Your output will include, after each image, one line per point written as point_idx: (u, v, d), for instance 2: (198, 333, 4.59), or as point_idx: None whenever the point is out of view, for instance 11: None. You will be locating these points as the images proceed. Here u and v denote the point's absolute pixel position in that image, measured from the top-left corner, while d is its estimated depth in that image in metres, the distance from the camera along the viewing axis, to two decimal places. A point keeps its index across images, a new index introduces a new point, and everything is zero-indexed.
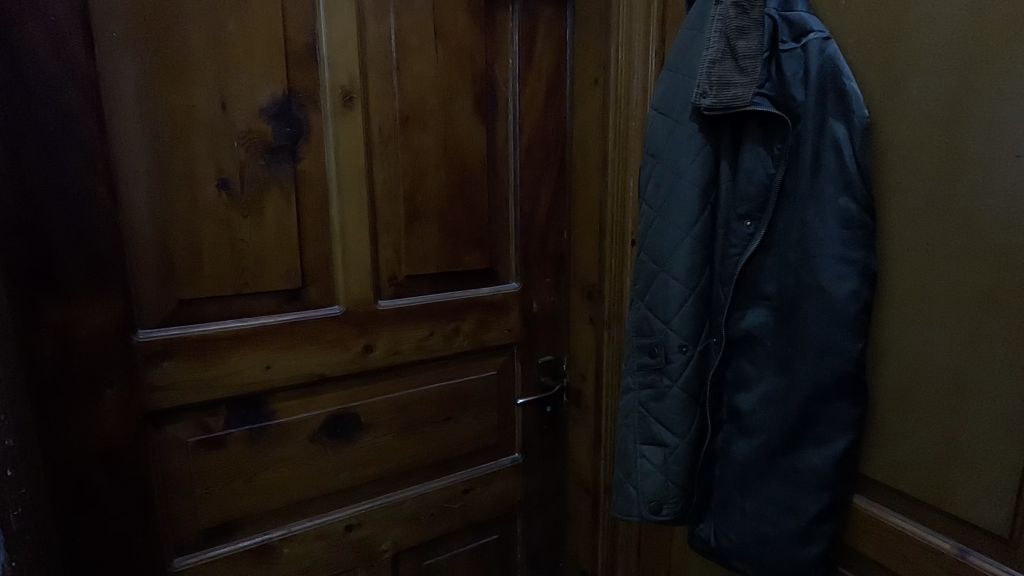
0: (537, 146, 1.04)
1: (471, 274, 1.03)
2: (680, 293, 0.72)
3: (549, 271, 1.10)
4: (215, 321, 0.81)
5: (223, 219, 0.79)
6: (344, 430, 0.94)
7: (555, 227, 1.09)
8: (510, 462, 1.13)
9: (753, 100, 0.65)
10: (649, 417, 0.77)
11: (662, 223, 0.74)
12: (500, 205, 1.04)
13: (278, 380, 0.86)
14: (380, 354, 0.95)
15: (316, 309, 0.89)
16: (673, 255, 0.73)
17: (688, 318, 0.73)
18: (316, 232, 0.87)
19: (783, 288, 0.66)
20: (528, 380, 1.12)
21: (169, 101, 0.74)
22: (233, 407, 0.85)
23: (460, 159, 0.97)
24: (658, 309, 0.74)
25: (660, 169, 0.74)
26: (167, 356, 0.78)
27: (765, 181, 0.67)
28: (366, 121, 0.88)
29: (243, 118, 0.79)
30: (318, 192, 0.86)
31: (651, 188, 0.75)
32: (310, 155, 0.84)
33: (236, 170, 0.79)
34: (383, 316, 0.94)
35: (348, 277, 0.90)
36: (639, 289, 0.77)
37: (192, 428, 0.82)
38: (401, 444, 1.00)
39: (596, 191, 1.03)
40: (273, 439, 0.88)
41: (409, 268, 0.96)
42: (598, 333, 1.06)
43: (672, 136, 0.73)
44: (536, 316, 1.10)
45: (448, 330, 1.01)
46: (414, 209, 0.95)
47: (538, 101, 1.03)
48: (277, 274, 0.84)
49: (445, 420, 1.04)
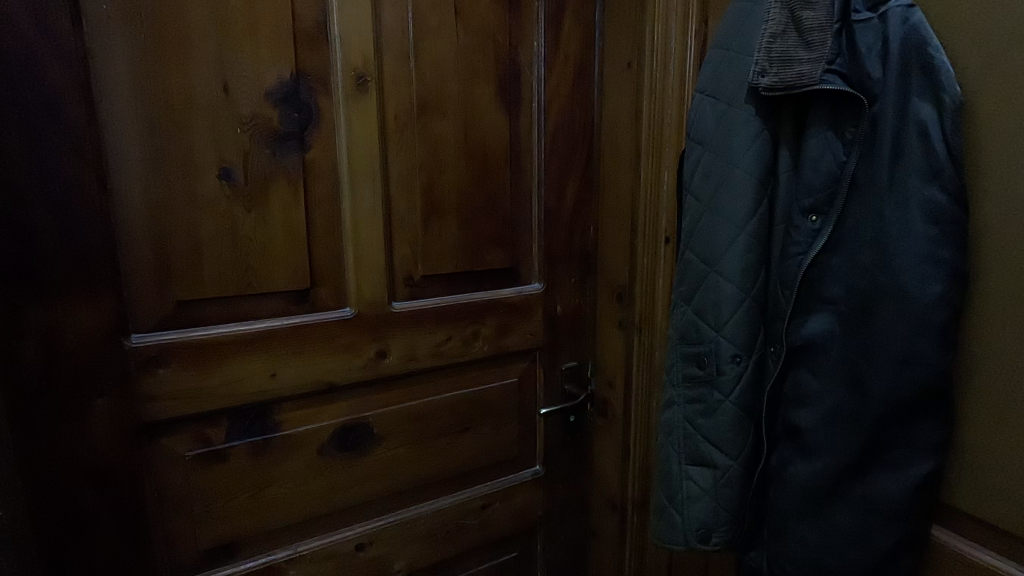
0: (563, 136, 0.97)
1: (491, 275, 0.95)
2: (733, 297, 0.64)
3: (574, 271, 1.03)
4: (217, 325, 0.75)
5: (225, 213, 0.72)
6: (355, 442, 0.87)
7: (581, 223, 1.02)
8: (530, 475, 1.06)
9: (823, 78, 0.57)
10: (696, 435, 0.68)
11: (712, 218, 0.65)
12: (523, 200, 0.96)
13: (285, 388, 0.80)
14: (394, 360, 0.88)
15: (325, 311, 0.82)
16: (725, 254, 0.64)
17: (742, 325, 0.64)
18: (327, 228, 0.80)
19: (855, 291, 0.58)
20: (551, 387, 1.05)
21: (166, 82, 0.67)
22: (235, 418, 0.78)
23: (481, 150, 0.90)
24: (707, 314, 0.66)
25: (710, 157, 0.66)
26: (163, 363, 0.71)
27: (834, 171, 0.59)
28: (381, 108, 0.81)
29: (247, 101, 0.72)
30: (328, 184, 0.79)
31: (699, 179, 0.67)
32: (320, 144, 0.77)
33: (239, 159, 0.72)
34: (398, 319, 0.87)
35: (360, 276, 0.83)
36: (684, 292, 0.69)
37: (191, 441, 0.75)
38: (416, 457, 0.93)
39: (627, 184, 0.96)
40: (278, 452, 0.81)
41: (426, 267, 0.89)
42: (627, 338, 0.99)
43: (723, 121, 0.65)
44: (560, 319, 1.03)
45: (466, 335, 0.93)
46: (432, 204, 0.87)
47: (565, 87, 0.95)
48: (283, 273, 0.77)
49: (462, 431, 0.97)
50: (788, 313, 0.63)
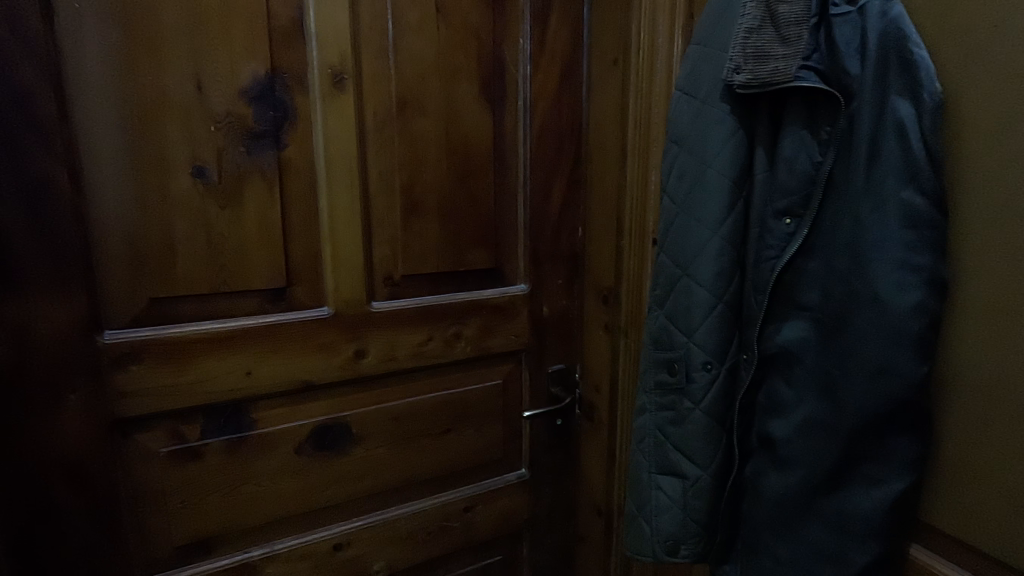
0: (550, 135, 0.95)
1: (475, 275, 0.94)
2: (705, 301, 0.61)
3: (561, 272, 1.01)
4: (191, 322, 0.75)
5: (199, 211, 0.73)
6: (332, 442, 0.87)
7: (568, 223, 1.00)
8: (516, 478, 1.04)
9: (797, 75, 0.55)
10: (668, 443, 0.65)
11: (686, 218, 0.63)
12: (508, 201, 0.95)
13: (259, 387, 0.79)
14: (373, 360, 0.87)
15: (303, 309, 0.81)
16: (698, 257, 0.62)
17: (714, 331, 0.62)
18: (303, 227, 0.79)
19: (830, 298, 0.55)
20: (537, 390, 1.04)
21: (138, 80, 0.67)
22: (210, 415, 0.78)
23: (463, 149, 0.89)
24: (679, 318, 0.63)
25: (685, 156, 0.64)
26: (136, 359, 0.72)
27: (809, 172, 0.56)
28: (359, 106, 0.80)
29: (221, 99, 0.72)
30: (304, 182, 0.78)
31: (674, 179, 0.65)
32: (296, 142, 0.77)
33: (213, 157, 0.72)
34: (377, 319, 0.86)
35: (338, 276, 0.82)
36: (658, 295, 0.66)
37: (165, 437, 0.76)
38: (396, 458, 0.92)
39: (614, 184, 0.93)
40: (254, 450, 0.81)
41: (406, 267, 0.88)
42: (613, 341, 0.97)
43: (698, 119, 0.63)
44: (547, 321, 1.01)
45: (448, 336, 0.92)
46: (412, 203, 0.86)
47: (552, 85, 0.94)
48: (259, 271, 0.77)
49: (444, 432, 0.96)
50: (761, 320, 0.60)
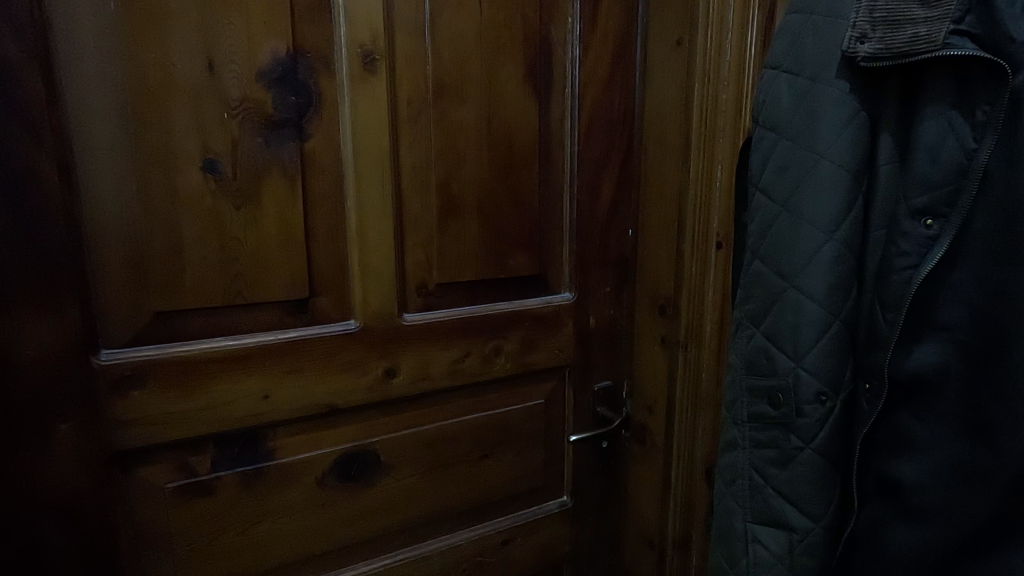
0: (600, 125, 0.85)
1: (516, 283, 0.84)
2: (818, 319, 0.51)
3: (609, 278, 0.91)
4: (202, 339, 0.65)
5: (211, 211, 0.63)
6: (359, 471, 0.77)
7: (618, 224, 0.90)
8: (558, 507, 0.94)
9: (946, 42, 0.45)
10: (767, 488, 0.54)
11: (791, 220, 0.53)
12: (553, 199, 0.85)
13: (278, 412, 0.70)
14: (404, 380, 0.77)
15: (328, 324, 0.72)
16: (807, 266, 0.51)
17: (829, 355, 0.51)
18: (329, 229, 0.70)
19: (981, 318, 0.45)
20: (582, 410, 0.93)
21: (140, 60, 0.58)
22: (222, 445, 0.68)
23: (506, 141, 0.79)
24: (783, 339, 0.53)
25: (787, 146, 0.53)
26: (139, 382, 0.62)
27: (957, 161, 0.46)
28: (392, 92, 0.70)
29: (236, 82, 0.62)
30: (330, 179, 0.69)
31: (772, 174, 0.55)
32: (321, 133, 0.67)
33: (227, 149, 0.63)
34: (409, 333, 0.76)
35: (366, 285, 0.72)
36: (752, 310, 0.56)
37: (171, 471, 0.66)
38: (429, 488, 0.82)
39: (673, 178, 0.83)
40: (272, 484, 0.72)
41: (442, 274, 0.78)
42: (671, 356, 0.86)
43: (805, 101, 0.52)
44: (593, 333, 0.91)
45: (487, 351, 0.83)
46: (449, 202, 0.76)
47: (603, 70, 0.83)
48: (278, 280, 0.68)
49: (480, 458, 0.86)
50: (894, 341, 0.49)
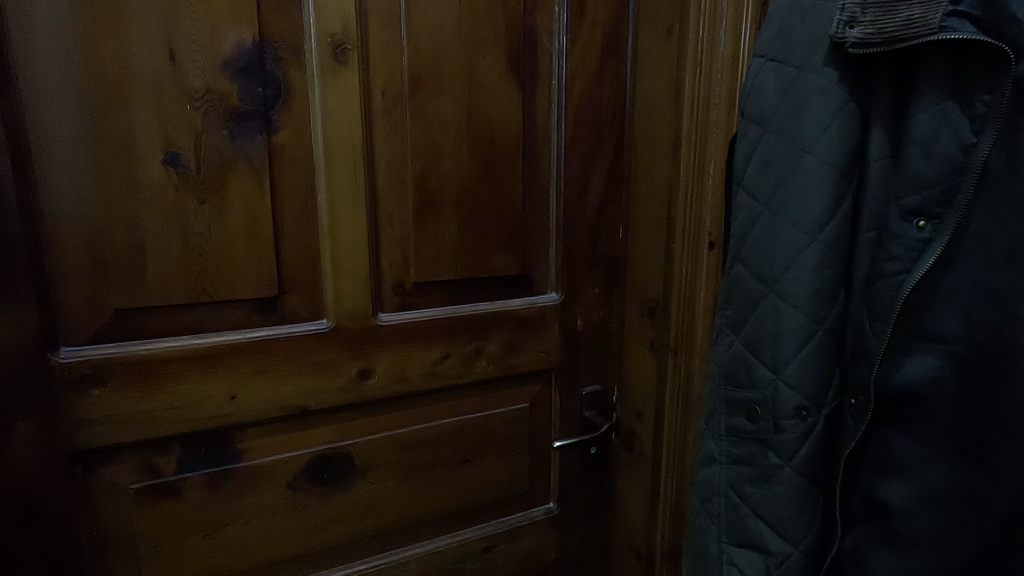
0: (588, 119, 0.81)
1: (499, 282, 0.81)
2: (799, 328, 0.47)
3: (598, 279, 0.87)
4: (166, 337, 0.63)
5: (174, 206, 0.61)
6: (332, 475, 0.75)
7: (607, 222, 0.86)
8: (543, 514, 0.91)
9: (942, 25, 0.40)
10: (743, 507, 0.51)
11: (773, 219, 0.49)
12: (538, 196, 0.81)
13: (247, 412, 0.68)
14: (379, 382, 0.75)
15: (299, 323, 0.70)
16: (788, 270, 0.47)
17: (810, 367, 0.47)
18: (299, 226, 0.67)
19: (977, 329, 0.41)
20: (569, 414, 0.90)
21: (98, 50, 0.56)
22: (189, 446, 0.67)
23: (487, 136, 0.76)
24: (762, 348, 0.49)
25: (771, 140, 0.49)
26: (100, 381, 0.61)
27: (953, 156, 0.42)
28: (365, 83, 0.67)
29: (199, 72, 0.60)
30: (300, 173, 0.66)
31: (755, 171, 0.51)
32: (290, 126, 0.65)
33: (190, 142, 0.61)
34: (384, 334, 0.74)
35: (339, 283, 0.70)
36: (732, 317, 0.52)
37: (135, 471, 0.65)
38: (406, 492, 0.80)
39: (663, 175, 0.79)
40: (241, 486, 0.70)
41: (419, 273, 0.75)
42: (660, 361, 0.83)
43: (791, 91, 0.48)
44: (581, 336, 0.88)
45: (468, 353, 0.80)
46: (427, 198, 0.74)
47: (591, 61, 0.80)
48: (246, 278, 0.66)
49: (461, 463, 0.84)
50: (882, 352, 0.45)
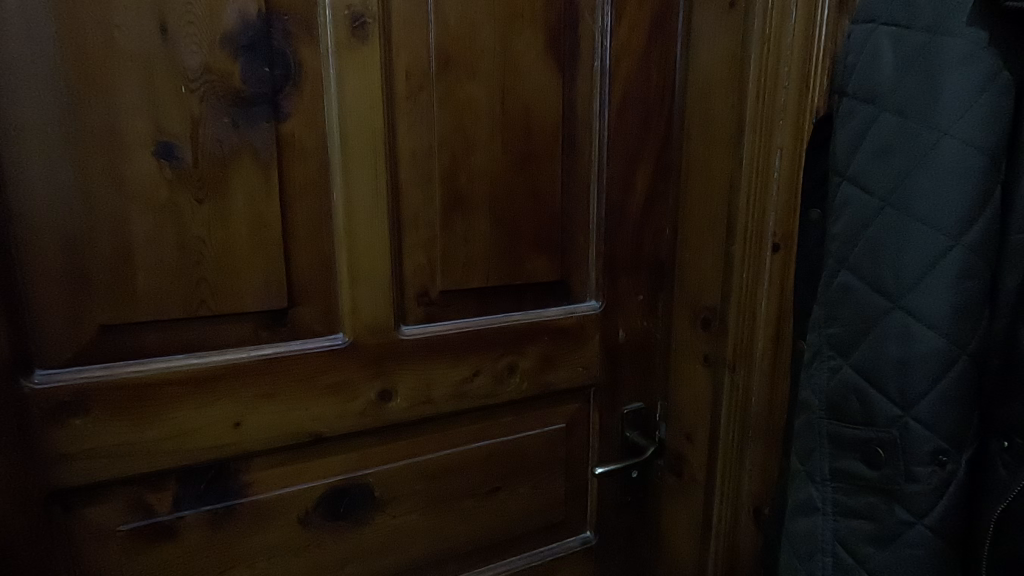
0: (634, 106, 0.72)
1: (535, 290, 0.72)
2: (938, 355, 0.38)
3: (642, 285, 0.78)
4: (159, 357, 0.55)
5: (167, 204, 0.52)
6: (349, 508, 0.66)
7: (653, 221, 0.77)
8: (580, 544, 0.82)
9: None
10: (858, 570, 0.43)
11: (897, 218, 0.40)
12: (578, 193, 0.72)
13: (253, 441, 0.59)
14: (402, 403, 0.66)
15: (312, 339, 0.61)
16: (922, 282, 0.39)
17: (950, 403, 0.38)
18: (311, 227, 0.59)
19: None
20: (609, 435, 0.81)
21: (76, 20, 0.47)
22: (187, 480, 0.58)
23: (523, 124, 0.67)
24: (883, 379, 0.41)
25: (892, 122, 0.41)
26: (83, 408, 0.52)
27: None
28: (387, 63, 0.59)
29: (195, 48, 0.51)
30: (312, 167, 0.58)
31: (869, 160, 0.42)
32: (301, 112, 0.56)
33: (186, 130, 0.52)
34: (408, 349, 0.65)
35: (357, 293, 0.61)
36: (839, 338, 0.44)
37: (125, 511, 0.56)
38: (430, 525, 0.71)
39: (721, 168, 0.70)
40: (247, 524, 0.61)
41: (447, 281, 0.66)
42: (715, 377, 0.74)
43: (918, 60, 0.39)
44: (623, 348, 0.79)
45: (500, 369, 0.71)
46: (456, 195, 0.65)
47: (639, 39, 0.71)
48: (251, 288, 0.57)
49: (491, 491, 0.75)
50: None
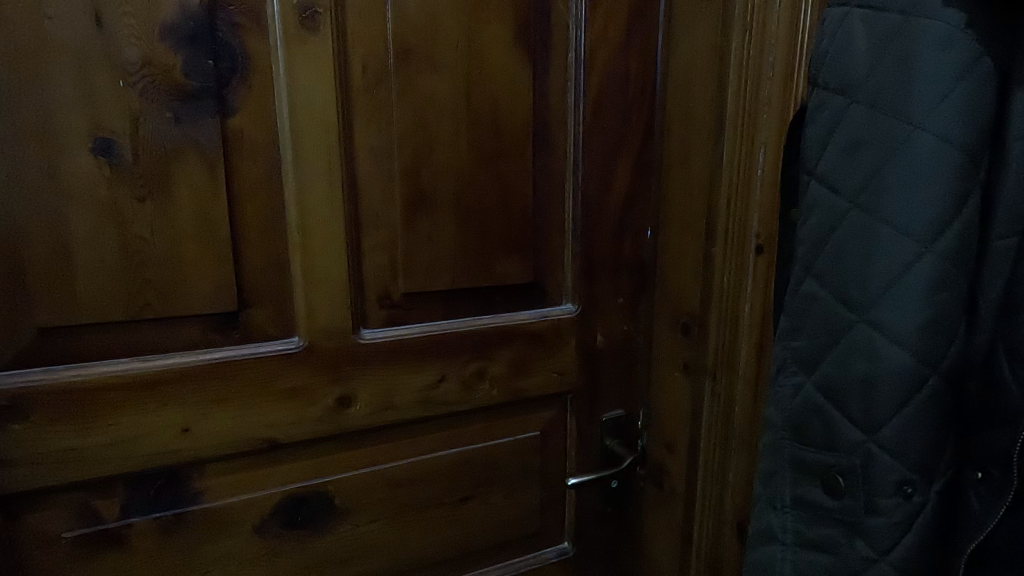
0: (612, 100, 0.68)
1: (505, 292, 0.69)
2: (906, 377, 0.35)
3: (622, 288, 0.74)
4: (102, 361, 0.53)
5: (107, 203, 0.51)
6: (308, 517, 0.64)
7: (633, 220, 0.73)
8: (557, 556, 0.79)
9: None
10: None
11: (866, 225, 0.36)
12: (552, 191, 0.69)
13: (204, 448, 0.58)
14: (362, 410, 0.64)
15: (265, 342, 0.59)
16: (888, 297, 0.35)
17: (920, 430, 0.36)
18: (263, 227, 0.56)
19: None
20: (587, 443, 0.78)
21: (6, 11, 0.46)
22: (135, 487, 0.57)
23: (491, 119, 0.64)
24: (848, 400, 0.38)
25: (862, 116, 0.37)
26: (22, 413, 0.51)
27: None
28: (341, 56, 0.56)
29: (134, 40, 0.49)
30: (263, 164, 0.55)
31: (838, 157, 0.38)
32: (249, 107, 0.54)
33: (126, 126, 0.50)
34: (368, 354, 0.63)
35: (312, 295, 0.59)
36: (804, 353, 0.40)
37: (71, 517, 0.55)
38: (395, 535, 0.69)
39: (702, 165, 0.66)
40: (199, 532, 0.59)
41: (410, 283, 0.64)
42: (695, 385, 0.70)
43: (893, 46, 0.35)
44: (601, 354, 0.75)
45: (468, 374, 0.68)
46: (419, 194, 0.62)
47: (616, 29, 0.67)
48: (198, 290, 0.55)
49: (460, 501, 0.72)
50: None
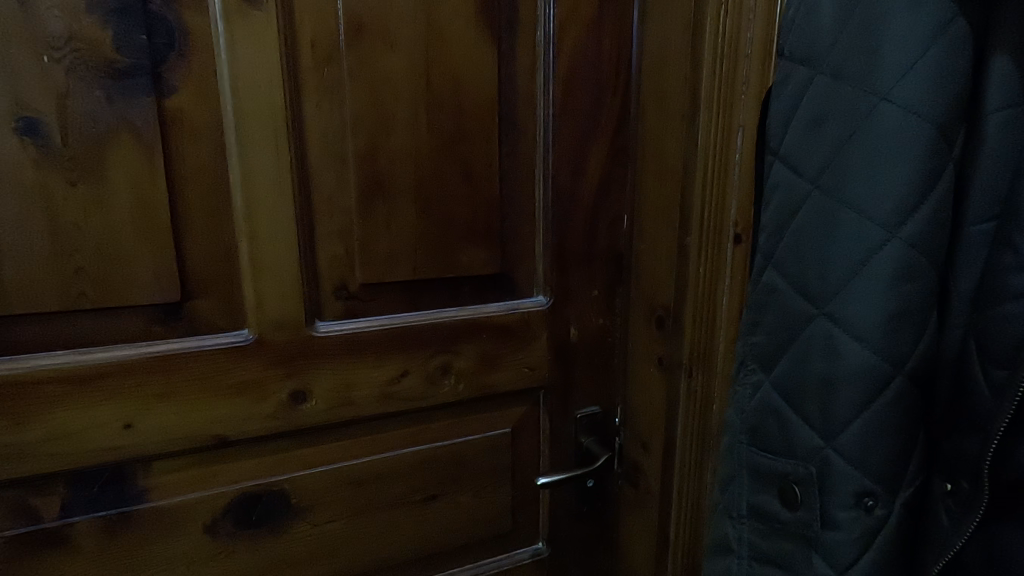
0: (584, 80, 0.65)
1: (471, 283, 0.66)
2: (869, 372, 0.35)
3: (596, 279, 0.71)
4: (35, 353, 0.51)
5: (35, 187, 0.48)
6: (264, 516, 0.62)
7: (608, 208, 0.70)
8: (530, 556, 0.76)
9: None
10: None
11: (827, 211, 0.35)
12: (520, 176, 0.66)
13: (149, 444, 0.55)
14: (318, 405, 0.61)
15: (212, 334, 0.56)
16: (848, 289, 0.35)
17: (885, 432, 0.35)
18: (207, 213, 0.54)
19: None
20: (561, 440, 0.75)
21: None
22: (76, 485, 0.54)
23: (453, 100, 0.61)
24: (811, 394, 0.37)
25: (826, 92, 0.36)
26: None
27: None
28: (287, 31, 0.53)
29: (57, 14, 0.46)
30: (205, 146, 0.52)
31: (801, 137, 0.37)
32: (189, 86, 0.51)
33: (52, 106, 0.47)
34: (323, 347, 0.60)
35: (261, 285, 0.56)
36: (768, 343, 0.39)
37: (7, 516, 0.53)
38: (357, 535, 0.66)
39: (677, 149, 0.62)
40: (146, 531, 0.57)
41: (368, 273, 0.61)
42: (671, 381, 0.67)
43: (858, 15, 0.34)
44: (575, 348, 0.72)
45: (431, 369, 0.65)
46: (375, 179, 0.59)
47: (587, 5, 0.63)
48: (138, 279, 0.52)
49: (427, 500, 0.69)
50: (1004, 425, 0.32)
